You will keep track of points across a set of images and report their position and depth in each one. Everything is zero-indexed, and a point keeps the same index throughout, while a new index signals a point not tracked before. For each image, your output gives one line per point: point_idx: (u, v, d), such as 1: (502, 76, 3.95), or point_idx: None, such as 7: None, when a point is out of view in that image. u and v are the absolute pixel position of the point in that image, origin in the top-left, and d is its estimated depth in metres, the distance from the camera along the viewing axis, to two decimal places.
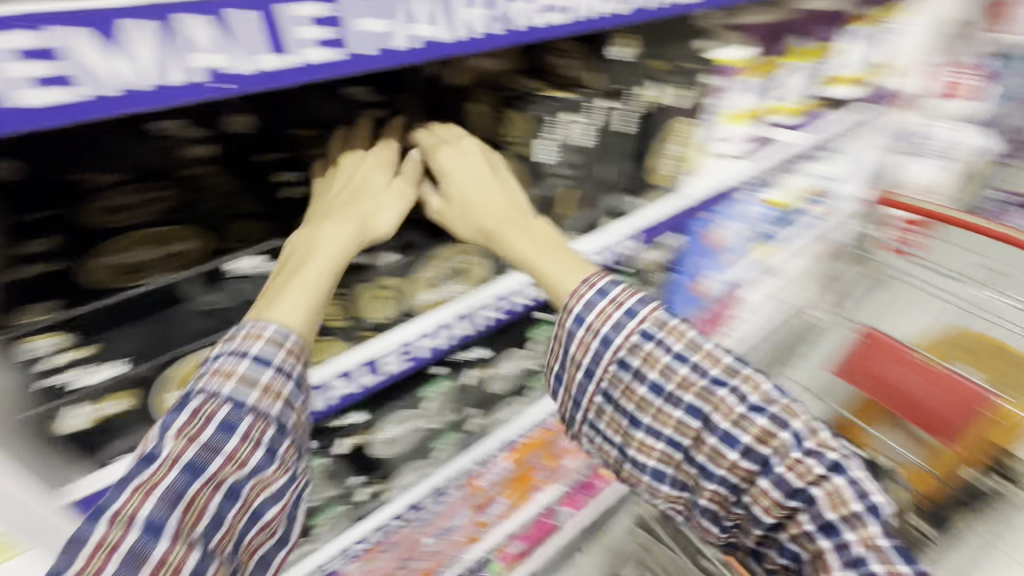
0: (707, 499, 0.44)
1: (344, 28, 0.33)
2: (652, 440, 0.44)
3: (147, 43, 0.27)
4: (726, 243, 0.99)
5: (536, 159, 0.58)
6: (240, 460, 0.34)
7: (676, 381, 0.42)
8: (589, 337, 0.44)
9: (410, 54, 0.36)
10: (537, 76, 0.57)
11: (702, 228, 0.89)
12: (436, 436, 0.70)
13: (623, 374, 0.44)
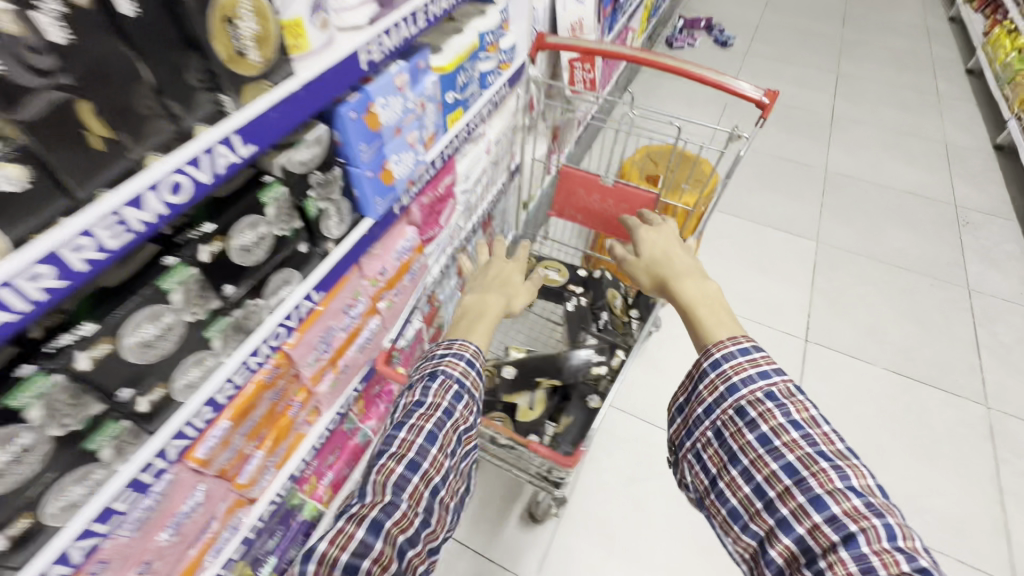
0: (776, 545, 0.79)
1: None
2: (739, 477, 0.86)
3: None
4: (401, 122, 0.93)
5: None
6: (462, 419, 0.97)
7: (786, 440, 0.82)
8: (718, 381, 0.91)
9: None
10: None
11: (358, 113, 0.81)
12: (88, 437, 0.58)
13: (736, 418, 0.88)
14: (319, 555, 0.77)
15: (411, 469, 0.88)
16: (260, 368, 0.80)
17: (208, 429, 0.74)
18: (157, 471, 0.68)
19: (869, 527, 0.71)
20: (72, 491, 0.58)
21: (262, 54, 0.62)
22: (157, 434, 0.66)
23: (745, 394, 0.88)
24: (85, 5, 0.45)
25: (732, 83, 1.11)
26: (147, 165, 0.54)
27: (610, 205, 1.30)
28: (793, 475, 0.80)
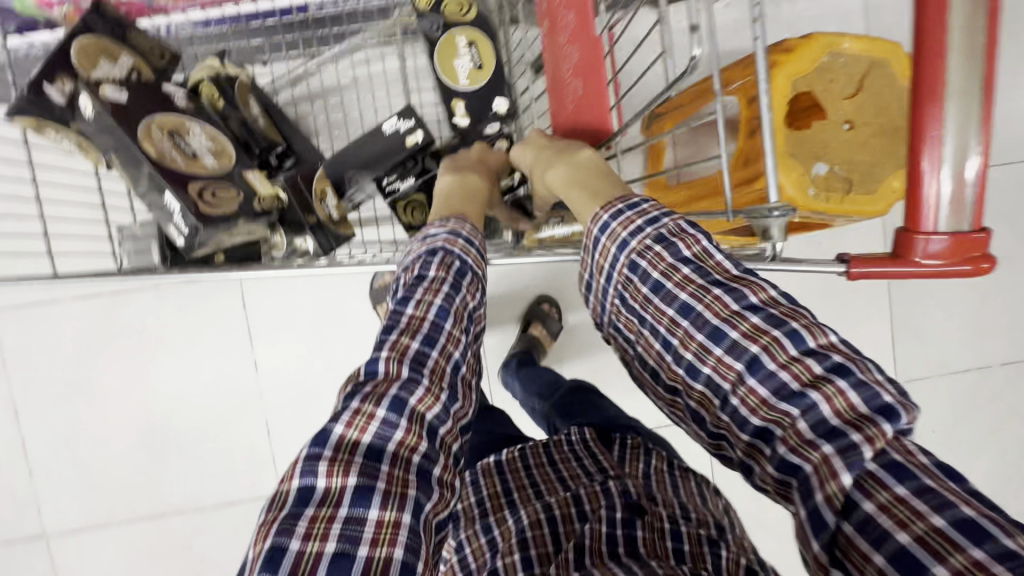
0: (695, 401, 0.58)
1: None
2: (650, 334, 0.62)
3: None
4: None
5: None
6: (473, 293, 0.66)
7: (675, 277, 0.61)
8: (609, 242, 0.68)
9: None
10: None
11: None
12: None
13: (633, 275, 0.64)
14: (336, 441, 0.51)
15: (427, 342, 0.60)
16: None
17: None
18: None
19: (769, 342, 0.54)
20: None
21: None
22: None
23: (636, 246, 0.65)
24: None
25: (931, 169, 0.50)
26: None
27: (571, 61, 0.74)
28: (689, 312, 0.59)
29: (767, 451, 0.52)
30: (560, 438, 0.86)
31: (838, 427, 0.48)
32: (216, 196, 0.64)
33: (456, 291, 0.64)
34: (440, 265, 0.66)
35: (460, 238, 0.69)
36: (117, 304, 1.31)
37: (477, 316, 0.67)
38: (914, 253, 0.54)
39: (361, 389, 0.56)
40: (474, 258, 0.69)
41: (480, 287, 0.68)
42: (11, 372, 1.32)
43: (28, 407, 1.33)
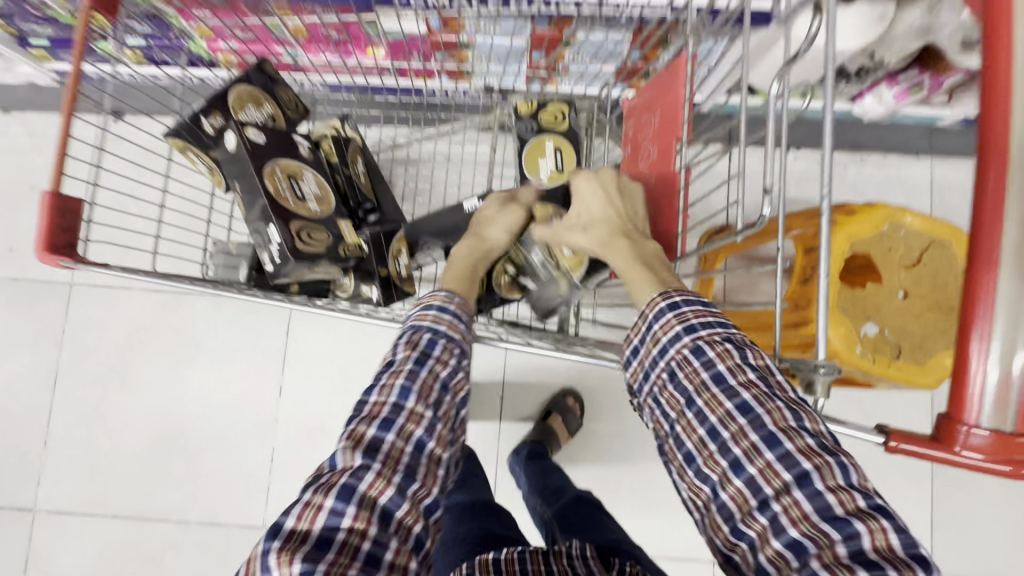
0: (727, 494, 0.57)
1: None
2: (693, 417, 0.61)
3: None
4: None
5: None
6: (443, 363, 0.66)
7: (737, 372, 0.61)
8: (672, 317, 0.66)
9: None
10: None
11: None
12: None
13: (693, 358, 0.63)
14: (288, 531, 0.54)
15: (385, 426, 0.60)
16: None
17: None
18: None
19: (822, 465, 0.53)
20: None
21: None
22: None
23: (704, 335, 0.64)
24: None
25: (979, 367, 0.50)
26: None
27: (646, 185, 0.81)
28: (742, 406, 0.58)
29: (795, 565, 0.51)
30: (560, 549, 0.81)
31: (875, 561, 0.48)
32: (311, 237, 0.71)
33: (421, 366, 0.65)
34: (408, 346, 0.67)
35: (435, 311, 0.71)
36: (177, 305, 1.41)
37: (452, 382, 0.66)
38: (955, 442, 0.53)
39: (320, 474, 0.59)
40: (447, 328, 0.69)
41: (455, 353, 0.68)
42: (65, 343, 1.41)
43: (68, 379, 1.40)
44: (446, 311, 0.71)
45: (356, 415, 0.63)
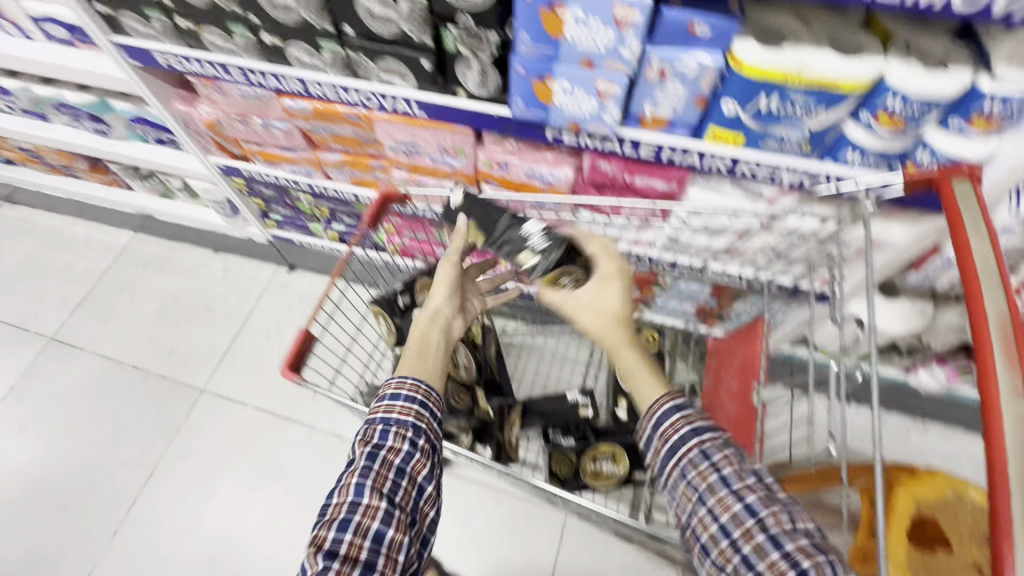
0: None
1: None
2: (700, 508, 0.66)
3: None
4: (598, 58, 0.75)
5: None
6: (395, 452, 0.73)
7: (733, 467, 0.66)
8: (683, 420, 0.71)
9: None
10: None
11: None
12: (231, 22, 0.92)
13: (702, 459, 0.67)
14: None
15: (343, 527, 0.67)
16: (317, 72, 0.96)
17: (265, 41, 0.93)
18: (231, 79, 1.02)
19: (822, 566, 0.57)
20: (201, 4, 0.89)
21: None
22: (237, 61, 0.98)
23: (710, 438, 0.69)
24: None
25: None
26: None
27: (728, 413, 0.91)
28: (739, 498, 0.64)
29: None
30: None
31: None
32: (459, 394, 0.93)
33: (376, 458, 0.72)
34: (363, 441, 0.75)
35: (388, 402, 0.78)
36: (279, 428, 1.60)
37: (409, 467, 0.73)
38: None
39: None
40: (397, 415, 0.76)
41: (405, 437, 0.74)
42: (175, 443, 1.59)
43: (161, 478, 1.54)
44: (398, 396, 0.78)
45: (323, 520, 0.70)
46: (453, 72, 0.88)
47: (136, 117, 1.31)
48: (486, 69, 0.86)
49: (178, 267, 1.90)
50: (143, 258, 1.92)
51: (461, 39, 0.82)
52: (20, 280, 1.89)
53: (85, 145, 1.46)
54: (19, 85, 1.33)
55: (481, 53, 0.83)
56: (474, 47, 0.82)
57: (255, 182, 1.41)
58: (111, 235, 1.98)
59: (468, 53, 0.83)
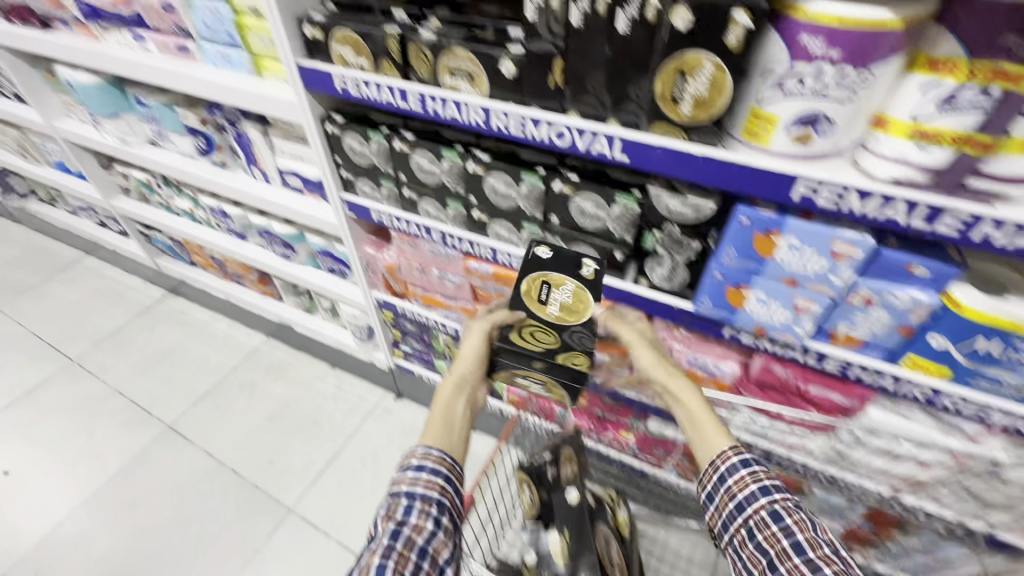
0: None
1: None
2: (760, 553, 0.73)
3: None
4: (804, 280, 0.79)
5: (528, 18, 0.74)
6: (419, 528, 0.72)
7: (795, 521, 0.72)
8: (750, 481, 0.79)
9: None
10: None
11: (752, 225, 0.78)
12: (449, 198, 1.07)
13: (771, 521, 0.74)
14: None
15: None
16: (510, 245, 1.08)
17: (473, 216, 1.07)
18: (429, 238, 1.16)
19: None
20: (433, 182, 1.06)
21: (694, 112, 0.71)
22: (441, 226, 1.12)
23: (777, 498, 0.76)
24: (602, 14, 0.69)
25: None
26: (566, 114, 0.82)
27: None
28: (801, 554, 0.68)
29: None
30: None
31: None
32: None
33: (400, 535, 0.70)
34: (387, 516, 0.74)
35: (413, 473, 0.78)
36: None
37: (431, 547, 0.71)
38: None
39: None
40: (423, 488, 0.76)
41: (429, 513, 0.74)
42: (249, 565, 1.51)
43: None
44: (422, 470, 0.79)
45: None
46: (642, 263, 0.96)
47: (323, 250, 1.51)
48: (677, 267, 0.92)
49: (296, 376, 2.00)
50: (267, 363, 2.05)
51: (663, 242, 0.90)
52: (158, 365, 2.05)
53: (267, 264, 1.67)
54: (240, 212, 1.60)
55: (678, 255, 0.90)
56: (674, 250, 0.90)
57: (401, 319, 1.52)
58: (246, 336, 2.16)
59: (665, 252, 0.91)
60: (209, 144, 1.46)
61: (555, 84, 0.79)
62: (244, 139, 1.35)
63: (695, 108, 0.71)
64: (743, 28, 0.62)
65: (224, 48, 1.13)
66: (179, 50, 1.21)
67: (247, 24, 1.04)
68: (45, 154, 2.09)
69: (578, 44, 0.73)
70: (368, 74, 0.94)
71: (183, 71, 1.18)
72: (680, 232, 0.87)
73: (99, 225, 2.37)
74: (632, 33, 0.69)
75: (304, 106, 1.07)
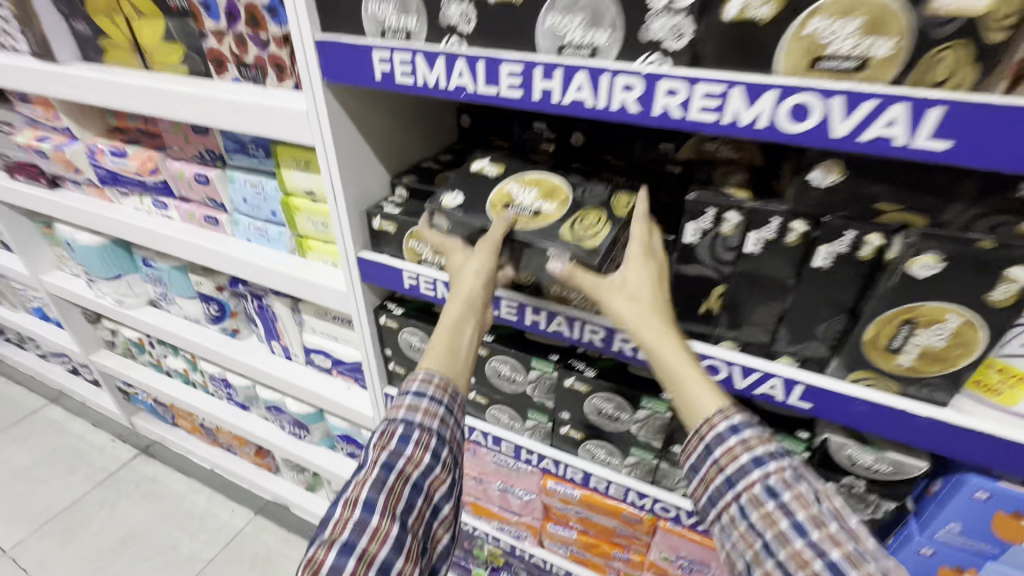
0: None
1: (693, 90, 0.48)
2: (756, 538, 0.49)
3: (661, 96, 0.49)
4: None
5: (684, 240, 0.58)
6: (414, 461, 0.60)
7: (796, 495, 0.49)
8: (738, 447, 0.53)
9: (728, 121, 0.48)
10: (842, 219, 0.51)
11: (990, 501, 0.58)
12: (531, 409, 0.86)
13: (765, 500, 0.50)
14: None
15: (345, 553, 0.52)
16: (611, 470, 0.85)
17: (563, 432, 0.86)
18: (499, 450, 0.93)
19: None
20: (511, 389, 0.86)
21: (917, 363, 0.54)
22: (516, 438, 0.90)
23: (771, 468, 0.51)
24: (792, 244, 0.54)
25: None
26: (717, 343, 0.65)
27: None
28: (808, 539, 0.46)
29: None
30: None
31: None
32: None
33: (393, 466, 0.58)
34: (382, 444, 0.61)
35: (411, 399, 0.64)
36: None
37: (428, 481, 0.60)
38: None
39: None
40: (424, 416, 0.63)
41: (427, 445, 0.62)
42: None
43: None
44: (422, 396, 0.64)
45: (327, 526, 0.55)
46: None
47: (347, 433, 1.25)
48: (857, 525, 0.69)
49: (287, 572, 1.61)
50: (252, 552, 1.67)
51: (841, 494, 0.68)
52: (114, 557, 1.65)
53: (272, 443, 1.40)
54: (248, 383, 1.36)
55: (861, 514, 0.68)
56: (855, 506, 0.68)
57: None
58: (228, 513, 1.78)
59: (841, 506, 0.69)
60: (222, 312, 1.27)
61: (709, 309, 0.63)
62: (267, 312, 1.15)
63: (929, 357, 0.53)
64: (1021, 285, 0.46)
65: (262, 223, 0.98)
66: (206, 221, 1.05)
67: (295, 208, 0.89)
68: (25, 301, 1.86)
69: (751, 273, 0.58)
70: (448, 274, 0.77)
71: (209, 245, 1.02)
72: (867, 487, 0.66)
73: (72, 373, 2.08)
74: (834, 267, 0.54)
75: (356, 297, 0.89)
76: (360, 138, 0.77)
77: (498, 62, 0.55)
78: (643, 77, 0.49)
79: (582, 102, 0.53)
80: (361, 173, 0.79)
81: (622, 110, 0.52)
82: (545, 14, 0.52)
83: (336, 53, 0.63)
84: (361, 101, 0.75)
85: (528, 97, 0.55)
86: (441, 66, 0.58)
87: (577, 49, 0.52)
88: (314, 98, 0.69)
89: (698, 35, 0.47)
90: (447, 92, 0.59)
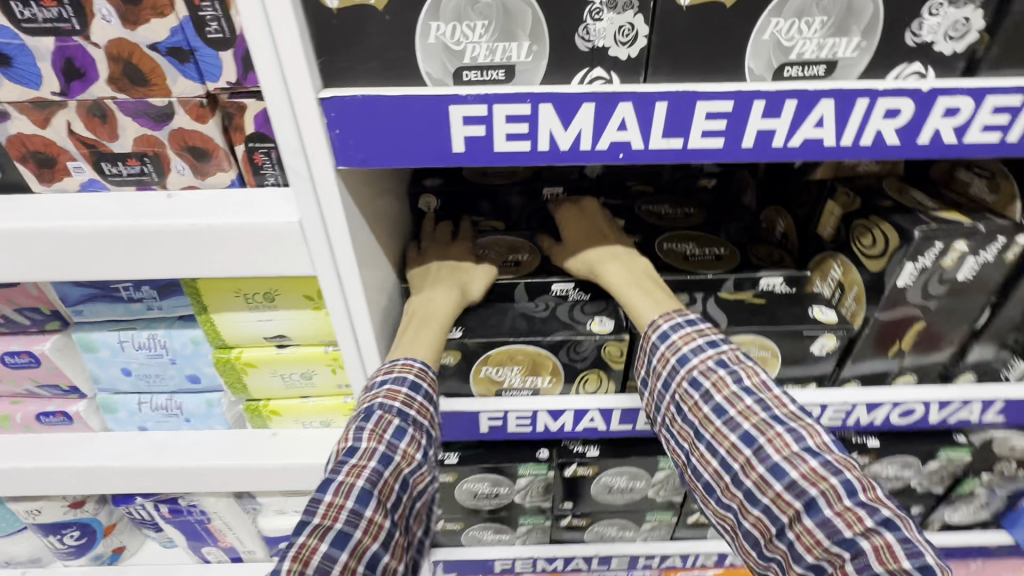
0: (749, 522, 0.41)
1: (982, 106, 0.35)
2: (708, 452, 0.44)
3: (935, 119, 0.36)
4: None
5: (896, 284, 0.47)
6: (409, 460, 0.44)
7: (740, 408, 0.43)
8: (669, 354, 0.47)
9: (1012, 141, 0.37)
10: None
11: None
12: (650, 510, 0.69)
13: (714, 418, 0.44)
14: None
15: (340, 543, 0.37)
16: None
17: (691, 520, 0.70)
18: (611, 567, 0.74)
19: (832, 493, 0.38)
20: (624, 497, 0.67)
21: None
22: (630, 549, 0.72)
23: (698, 364, 0.46)
24: (1008, 261, 0.47)
25: None
26: (898, 382, 0.56)
27: None
28: (753, 446, 0.41)
29: None
30: None
31: None
32: None
33: (388, 457, 0.42)
34: (375, 432, 0.43)
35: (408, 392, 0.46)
36: None
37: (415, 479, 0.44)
38: None
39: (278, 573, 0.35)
40: (421, 414, 0.46)
41: (423, 442, 0.45)
42: None
43: None
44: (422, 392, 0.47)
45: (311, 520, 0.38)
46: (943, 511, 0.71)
47: None
48: (999, 499, 0.69)
49: None
50: None
51: (991, 480, 0.67)
52: None
53: None
54: None
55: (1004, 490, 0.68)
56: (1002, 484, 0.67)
57: None
58: None
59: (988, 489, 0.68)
60: (90, 535, 0.79)
61: (898, 349, 0.53)
62: (187, 514, 0.74)
63: None
64: None
65: (168, 398, 0.60)
66: (41, 422, 0.60)
67: (247, 366, 0.55)
68: None
69: (958, 299, 0.50)
70: (553, 399, 0.54)
71: (65, 463, 0.59)
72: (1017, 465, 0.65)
73: None
74: None
75: None
76: (372, 243, 0.48)
77: (688, 99, 0.35)
78: (915, 96, 0.35)
79: (817, 139, 0.36)
80: (378, 292, 0.50)
81: (872, 142, 0.37)
82: (769, 18, 0.33)
83: (374, 123, 0.35)
84: (368, 187, 0.47)
85: (732, 144, 0.36)
86: (583, 117, 0.35)
87: (806, 69, 0.35)
88: (315, 202, 0.39)
89: (986, 33, 0.34)
90: (590, 154, 0.37)
